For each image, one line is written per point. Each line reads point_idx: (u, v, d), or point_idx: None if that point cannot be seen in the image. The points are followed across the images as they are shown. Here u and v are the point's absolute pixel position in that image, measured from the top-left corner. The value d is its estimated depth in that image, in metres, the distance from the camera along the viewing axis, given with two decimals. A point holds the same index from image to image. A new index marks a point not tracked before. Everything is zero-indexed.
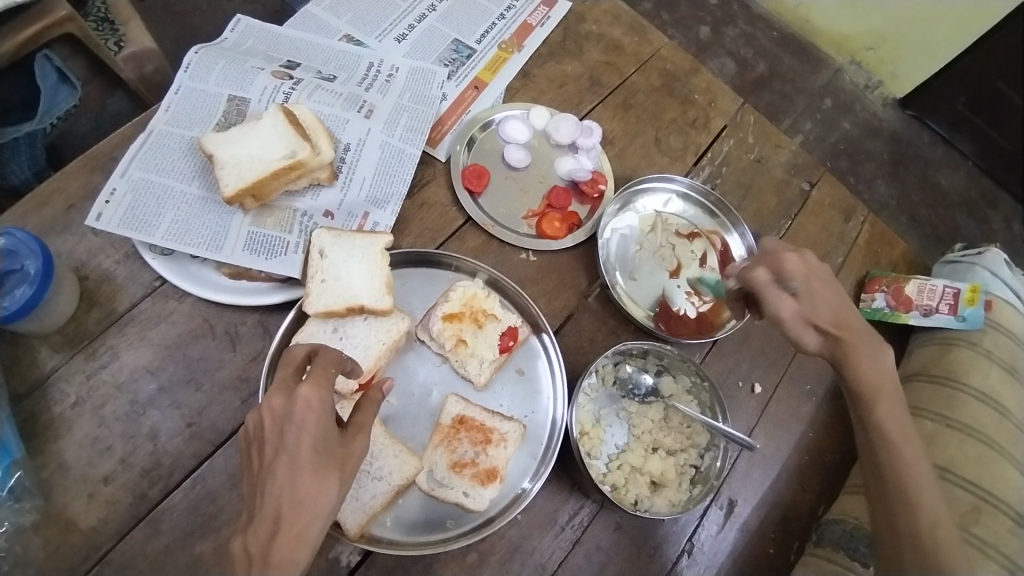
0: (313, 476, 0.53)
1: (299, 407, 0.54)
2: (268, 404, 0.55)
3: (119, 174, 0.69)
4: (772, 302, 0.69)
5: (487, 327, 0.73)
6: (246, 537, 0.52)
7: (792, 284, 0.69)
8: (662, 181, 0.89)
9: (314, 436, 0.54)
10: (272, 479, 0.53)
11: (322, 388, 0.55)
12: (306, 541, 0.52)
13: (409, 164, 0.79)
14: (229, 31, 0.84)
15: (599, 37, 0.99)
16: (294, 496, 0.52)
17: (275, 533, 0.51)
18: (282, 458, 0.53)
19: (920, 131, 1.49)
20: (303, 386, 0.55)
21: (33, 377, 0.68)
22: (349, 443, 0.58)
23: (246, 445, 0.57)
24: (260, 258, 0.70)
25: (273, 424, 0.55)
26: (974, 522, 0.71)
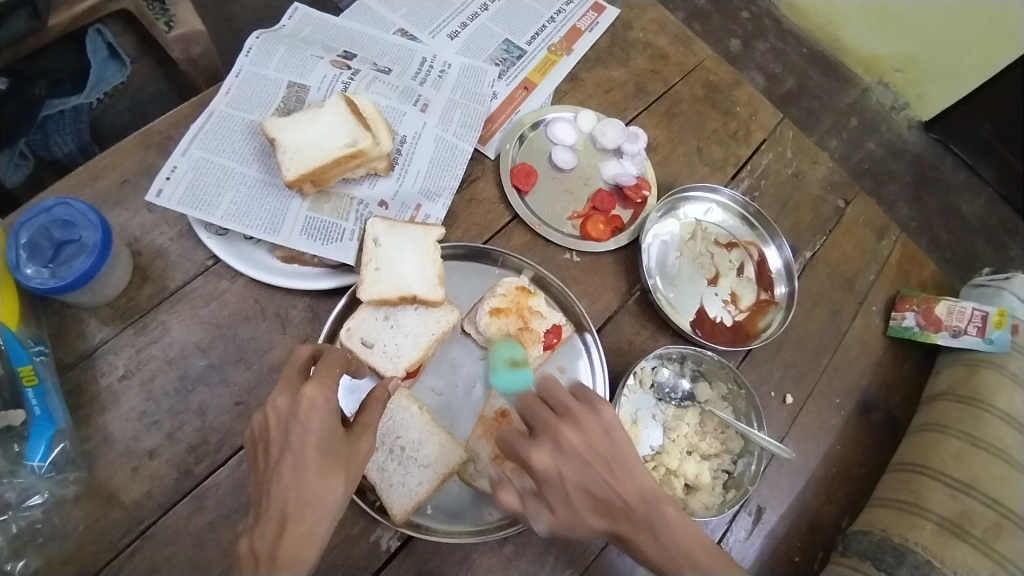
0: (319, 476, 0.54)
1: (303, 407, 0.55)
2: (273, 404, 0.56)
3: (180, 153, 0.70)
4: (527, 453, 0.56)
5: (520, 366, 0.70)
6: (252, 537, 0.53)
7: (561, 442, 0.56)
8: (705, 190, 0.90)
9: (318, 436, 0.55)
10: (277, 479, 0.54)
11: (326, 388, 0.56)
12: (312, 541, 0.53)
13: (461, 159, 0.80)
14: (288, 18, 0.85)
15: (645, 45, 1.00)
16: (302, 496, 0.53)
17: (282, 532, 0.52)
18: (287, 459, 0.54)
19: (943, 156, 1.47)
20: (308, 386, 0.55)
21: (81, 348, 0.69)
22: (355, 442, 0.58)
23: (251, 446, 0.58)
24: (316, 243, 0.71)
25: (279, 424, 0.56)
26: (996, 538, 0.72)
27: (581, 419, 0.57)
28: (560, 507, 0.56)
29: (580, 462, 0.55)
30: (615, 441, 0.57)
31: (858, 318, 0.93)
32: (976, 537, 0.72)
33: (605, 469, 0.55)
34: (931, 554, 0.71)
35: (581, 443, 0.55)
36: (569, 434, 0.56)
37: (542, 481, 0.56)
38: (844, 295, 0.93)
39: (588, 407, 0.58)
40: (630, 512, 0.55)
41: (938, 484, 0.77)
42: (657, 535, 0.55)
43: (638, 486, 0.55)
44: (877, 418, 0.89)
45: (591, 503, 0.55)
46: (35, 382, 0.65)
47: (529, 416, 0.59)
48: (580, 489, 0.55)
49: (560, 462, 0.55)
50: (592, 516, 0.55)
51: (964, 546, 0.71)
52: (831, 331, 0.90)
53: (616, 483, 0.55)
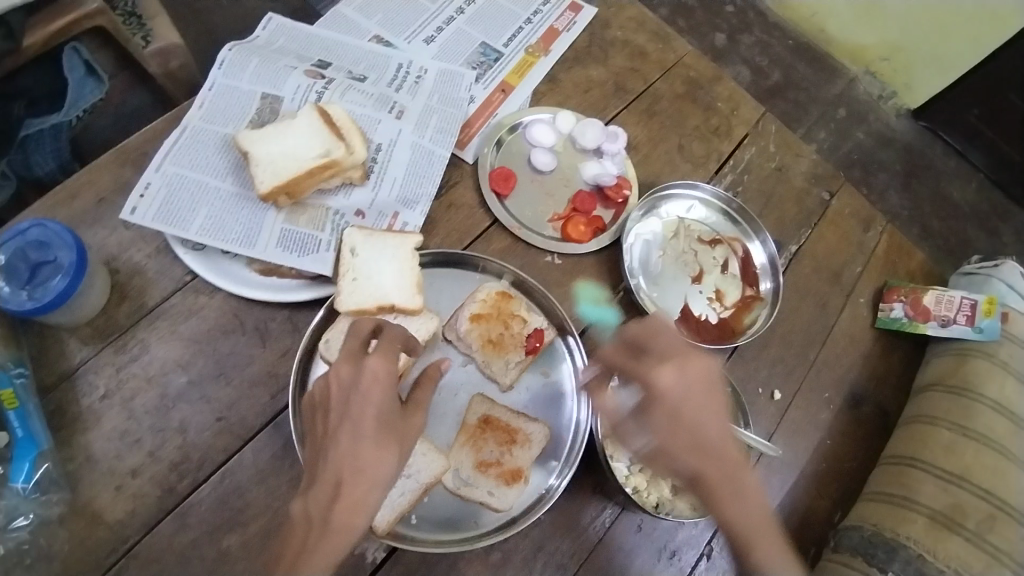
0: (374, 446, 0.54)
1: (366, 378, 0.56)
2: (336, 372, 0.57)
3: (153, 169, 0.70)
4: (654, 377, 0.61)
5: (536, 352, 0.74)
6: (306, 500, 0.53)
7: (681, 377, 0.61)
8: (686, 188, 0.90)
9: (378, 407, 0.55)
10: (335, 446, 0.54)
11: (389, 361, 0.57)
12: (365, 508, 0.53)
13: (438, 164, 0.80)
14: (261, 29, 0.85)
15: (624, 43, 0.99)
16: (357, 464, 0.53)
17: (336, 498, 0.52)
18: (347, 426, 0.54)
19: (932, 143, 1.49)
20: (372, 357, 0.56)
21: (61, 369, 0.69)
22: (409, 417, 0.59)
23: (311, 410, 0.59)
24: (293, 255, 0.71)
25: (339, 393, 0.56)
26: (990, 530, 0.71)
27: (687, 360, 0.62)
28: (662, 425, 0.61)
29: (690, 395, 0.61)
30: (711, 388, 0.62)
31: (846, 310, 0.92)
32: (969, 529, 0.71)
33: (709, 409, 0.61)
34: (922, 548, 0.70)
35: (683, 383, 0.61)
36: (693, 368, 0.62)
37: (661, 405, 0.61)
38: (831, 288, 0.93)
39: (698, 352, 0.63)
40: (721, 452, 0.62)
41: (928, 476, 0.76)
42: (732, 494, 0.62)
43: (724, 433, 0.63)
44: (867, 411, 0.88)
45: (688, 439, 0.61)
46: (16, 405, 0.64)
47: (614, 363, 0.64)
48: (686, 416, 0.61)
49: (679, 383, 0.61)
50: (687, 447, 0.61)
51: (958, 539, 0.71)
52: (819, 325, 0.90)
53: (711, 421, 0.62)
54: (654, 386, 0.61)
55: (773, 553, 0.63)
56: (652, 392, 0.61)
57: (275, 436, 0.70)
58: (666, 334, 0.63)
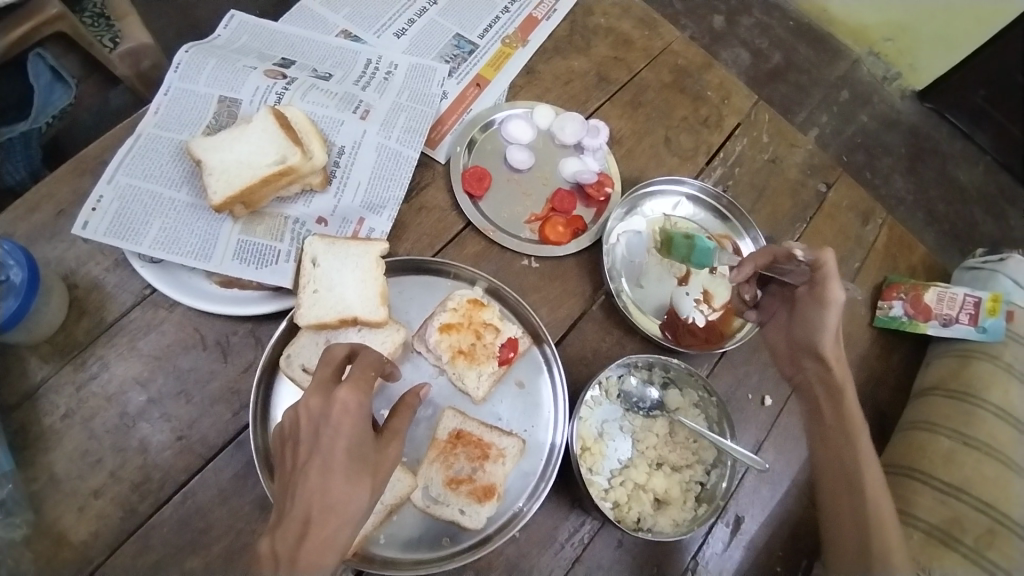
0: (345, 481, 0.52)
1: (336, 409, 0.53)
2: (306, 404, 0.54)
3: (106, 180, 0.67)
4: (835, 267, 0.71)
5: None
6: (273, 538, 0.50)
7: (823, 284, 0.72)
8: (672, 183, 0.85)
9: (349, 440, 0.53)
10: (304, 481, 0.52)
11: (360, 392, 0.54)
12: (332, 548, 0.51)
13: (406, 166, 0.76)
14: (222, 28, 0.81)
15: (607, 31, 0.95)
16: (326, 501, 0.51)
17: (304, 536, 0.50)
18: (315, 461, 0.52)
19: (939, 125, 1.40)
20: (342, 388, 0.53)
21: (22, 388, 0.67)
22: (384, 448, 0.56)
23: (281, 444, 0.57)
24: (250, 268, 0.68)
25: (309, 425, 0.54)
26: (988, 546, 0.67)
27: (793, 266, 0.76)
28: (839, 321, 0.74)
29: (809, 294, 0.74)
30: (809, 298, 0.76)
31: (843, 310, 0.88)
32: (966, 545, 0.67)
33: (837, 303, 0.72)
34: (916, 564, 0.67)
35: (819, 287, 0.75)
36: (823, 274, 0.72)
37: (806, 301, 0.75)
38: None
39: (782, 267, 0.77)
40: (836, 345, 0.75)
41: (927, 488, 0.72)
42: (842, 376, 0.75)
43: None
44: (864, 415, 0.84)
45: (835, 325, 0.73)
46: None
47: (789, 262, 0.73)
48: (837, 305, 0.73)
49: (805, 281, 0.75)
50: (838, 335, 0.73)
51: (953, 556, 0.67)
52: None
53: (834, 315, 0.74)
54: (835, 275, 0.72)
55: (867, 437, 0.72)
56: (818, 288, 0.72)
57: (238, 454, 0.68)
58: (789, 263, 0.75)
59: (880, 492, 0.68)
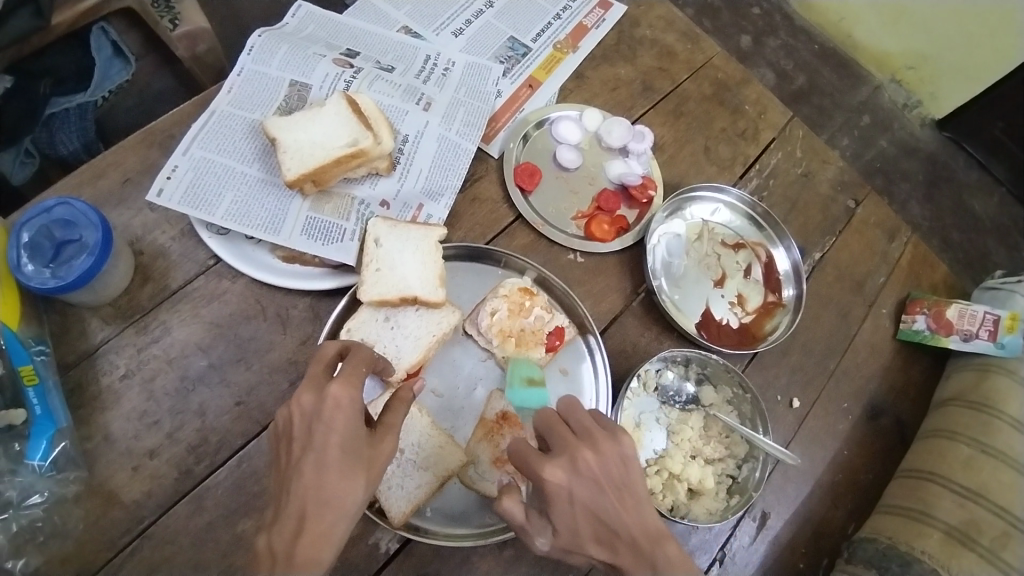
0: (340, 475, 0.52)
1: (327, 406, 0.54)
2: (298, 399, 0.55)
3: (181, 152, 0.70)
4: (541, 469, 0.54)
5: (536, 384, 0.71)
6: (270, 534, 0.51)
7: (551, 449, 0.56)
8: (712, 190, 0.89)
9: (342, 435, 0.53)
10: (299, 476, 0.52)
11: (351, 387, 0.54)
12: (328, 541, 0.51)
13: (464, 158, 0.80)
14: (290, 16, 0.85)
15: (652, 42, 0.99)
16: (321, 495, 0.51)
17: (299, 532, 0.50)
18: (310, 456, 0.52)
19: (957, 154, 1.47)
20: (333, 384, 0.54)
21: (83, 348, 0.69)
22: (378, 443, 0.56)
23: (275, 441, 0.57)
24: (316, 243, 0.71)
25: (302, 421, 0.54)
26: (1002, 548, 0.72)
27: (599, 442, 0.55)
28: (561, 524, 0.54)
29: (591, 487, 0.53)
30: (631, 468, 0.55)
31: (868, 321, 0.91)
32: (983, 546, 0.72)
33: (611, 492, 0.53)
34: (936, 562, 0.70)
35: (596, 465, 0.54)
36: (585, 457, 0.54)
37: (553, 502, 0.54)
38: (853, 297, 0.92)
39: (608, 433, 0.56)
40: (636, 548, 0.53)
41: (946, 491, 0.76)
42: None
43: (636, 522, 0.53)
44: (885, 423, 0.88)
45: (596, 530, 0.53)
46: (35, 382, 0.64)
47: (546, 433, 0.57)
48: (589, 513, 0.53)
49: (573, 483, 0.53)
50: (592, 542, 0.54)
51: (971, 555, 0.71)
52: (840, 335, 0.89)
53: (625, 515, 0.53)
54: (544, 482, 0.53)
55: None
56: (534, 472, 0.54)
57: None
58: (559, 427, 0.57)
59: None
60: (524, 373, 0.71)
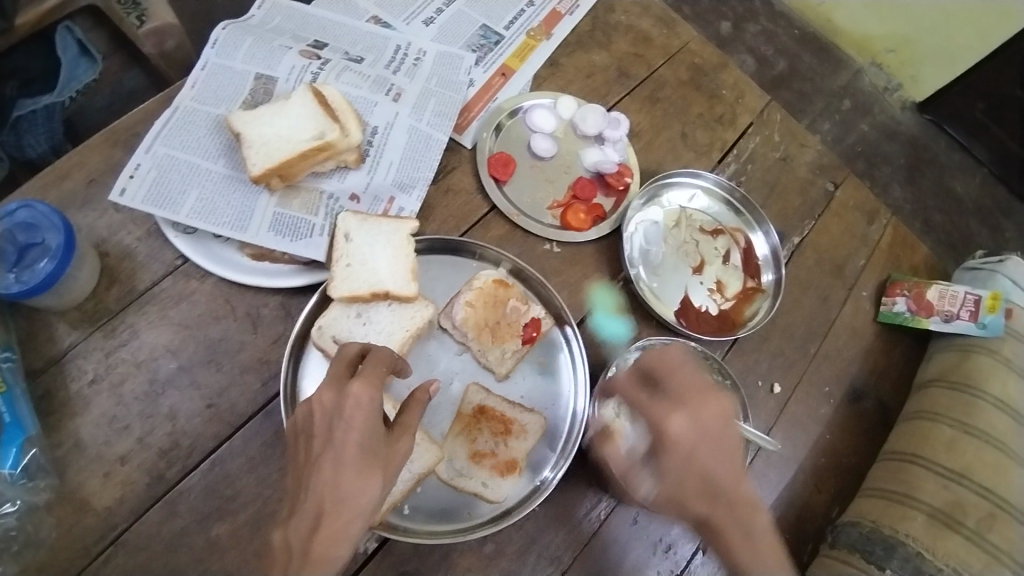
0: (357, 475, 0.51)
1: (348, 403, 0.53)
2: (318, 397, 0.54)
3: (144, 150, 0.69)
4: (660, 416, 0.58)
5: (620, 315, 0.80)
6: (286, 529, 0.50)
7: (664, 395, 0.60)
8: (689, 176, 0.88)
9: (361, 435, 0.52)
10: (317, 474, 0.51)
11: (372, 386, 0.53)
12: (345, 539, 0.50)
13: (436, 149, 0.78)
14: (256, 8, 0.83)
15: (628, 28, 0.97)
16: (339, 493, 0.50)
17: (316, 528, 0.50)
18: (328, 455, 0.52)
19: (937, 136, 1.47)
20: (354, 383, 0.53)
21: (50, 354, 0.68)
22: (394, 443, 0.55)
23: (294, 436, 0.56)
24: (284, 239, 0.70)
25: (322, 418, 0.54)
26: (989, 529, 0.72)
27: (698, 404, 0.58)
28: (673, 472, 0.58)
29: (705, 438, 0.58)
30: (729, 426, 0.60)
31: (848, 304, 0.91)
32: (969, 528, 0.72)
33: (722, 446, 0.58)
34: (922, 546, 0.70)
35: (711, 420, 0.58)
36: (707, 410, 0.58)
37: (670, 448, 0.58)
38: (833, 281, 0.91)
39: (711, 389, 0.60)
40: (729, 499, 0.59)
41: (929, 473, 0.76)
42: (739, 524, 0.59)
43: (731, 467, 0.59)
44: (867, 406, 0.88)
45: (702, 484, 0.58)
46: (2, 390, 0.63)
47: (638, 393, 0.61)
48: (701, 470, 0.58)
49: (693, 436, 0.57)
50: (699, 496, 0.58)
51: (957, 537, 0.71)
52: (821, 318, 0.89)
53: (728, 469, 0.59)
54: (666, 430, 0.57)
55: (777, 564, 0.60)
56: (658, 418, 0.58)
57: (266, 424, 0.69)
58: (680, 372, 0.60)
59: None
60: (616, 330, 0.79)
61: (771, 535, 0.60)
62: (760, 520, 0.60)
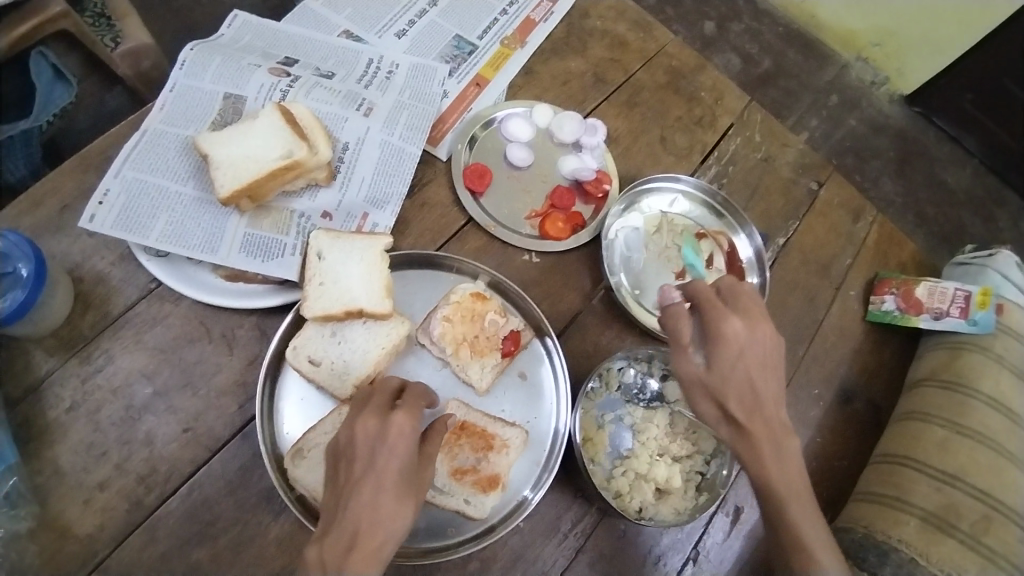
0: (395, 500, 0.49)
1: (392, 432, 0.50)
2: (361, 423, 0.50)
3: (112, 175, 0.68)
4: (717, 315, 0.57)
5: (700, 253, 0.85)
6: (321, 547, 0.47)
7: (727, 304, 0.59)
8: (668, 181, 0.87)
9: (403, 465, 0.49)
10: (357, 497, 0.48)
11: (416, 418, 0.51)
12: (379, 562, 0.47)
13: (409, 163, 0.78)
14: (226, 27, 0.82)
15: (603, 33, 0.97)
16: (376, 516, 0.47)
17: (351, 549, 0.46)
18: (369, 480, 0.48)
19: (925, 129, 1.45)
20: (400, 411, 0.50)
21: (29, 381, 0.67)
22: (423, 470, 0.53)
23: (331, 459, 0.53)
24: (255, 261, 0.69)
25: (364, 443, 0.50)
26: (984, 532, 0.70)
27: (756, 319, 0.58)
28: (723, 372, 0.56)
29: (763, 355, 0.57)
30: (779, 357, 0.58)
31: (836, 304, 0.90)
32: (963, 531, 0.70)
33: (776, 367, 0.57)
34: (915, 551, 0.69)
35: (767, 340, 0.57)
36: (765, 328, 0.57)
37: (722, 348, 0.56)
38: (820, 281, 0.90)
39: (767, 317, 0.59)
40: (767, 421, 0.57)
41: (922, 475, 0.75)
42: (772, 451, 0.57)
43: (772, 391, 0.57)
44: (859, 406, 0.86)
45: (745, 393, 0.56)
46: None
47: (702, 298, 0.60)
48: (751, 377, 0.56)
49: (748, 344, 0.56)
50: (740, 404, 0.56)
51: (951, 542, 0.69)
52: (809, 319, 0.88)
53: (772, 393, 0.57)
54: (721, 329, 0.56)
55: (801, 509, 0.57)
56: (711, 316, 0.57)
57: (244, 447, 0.68)
58: (747, 294, 0.59)
59: (817, 518, 0.57)
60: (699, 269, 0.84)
61: (801, 475, 0.57)
62: (793, 456, 0.58)
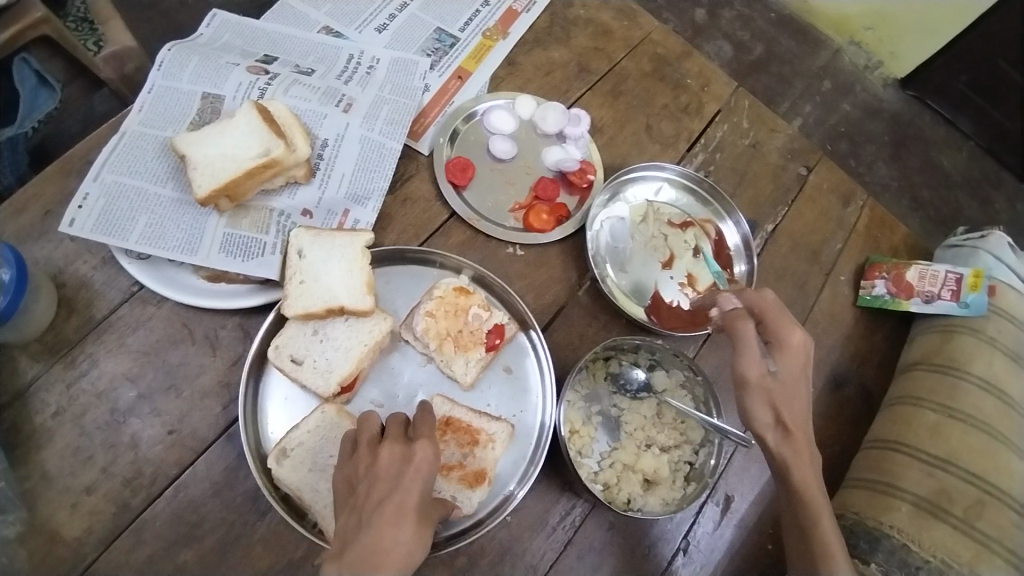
0: (414, 526, 0.48)
1: (415, 457, 0.51)
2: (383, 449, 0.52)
3: (91, 178, 0.68)
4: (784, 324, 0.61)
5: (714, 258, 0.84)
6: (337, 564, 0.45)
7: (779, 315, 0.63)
8: (653, 169, 0.86)
9: (421, 496, 0.50)
10: (374, 518, 0.47)
11: (436, 449, 0.52)
12: None
13: (390, 158, 0.77)
14: (204, 26, 0.82)
15: (587, 22, 0.96)
16: (388, 539, 0.46)
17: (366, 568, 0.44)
18: (392, 501, 0.48)
19: (921, 112, 1.43)
20: (422, 440, 0.52)
21: (14, 387, 0.67)
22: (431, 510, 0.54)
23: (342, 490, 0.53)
24: (236, 260, 0.69)
25: (387, 466, 0.51)
26: (977, 517, 0.70)
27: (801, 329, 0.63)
28: (786, 377, 0.60)
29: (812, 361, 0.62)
30: None
31: (826, 290, 0.89)
32: (956, 516, 0.70)
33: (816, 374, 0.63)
34: (906, 537, 0.68)
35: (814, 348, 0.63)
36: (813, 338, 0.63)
37: (789, 355, 0.60)
38: (810, 267, 0.89)
39: None
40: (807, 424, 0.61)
41: (913, 461, 0.74)
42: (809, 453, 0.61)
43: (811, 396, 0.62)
44: (850, 393, 0.86)
45: (798, 397, 0.60)
46: None
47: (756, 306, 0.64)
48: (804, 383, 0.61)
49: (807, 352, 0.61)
50: (794, 407, 0.60)
51: (943, 527, 0.69)
52: (798, 306, 0.87)
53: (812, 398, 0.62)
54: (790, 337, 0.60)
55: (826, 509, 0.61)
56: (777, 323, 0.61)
57: (228, 448, 0.68)
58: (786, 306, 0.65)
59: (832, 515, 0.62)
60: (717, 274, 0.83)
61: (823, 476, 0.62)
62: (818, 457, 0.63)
